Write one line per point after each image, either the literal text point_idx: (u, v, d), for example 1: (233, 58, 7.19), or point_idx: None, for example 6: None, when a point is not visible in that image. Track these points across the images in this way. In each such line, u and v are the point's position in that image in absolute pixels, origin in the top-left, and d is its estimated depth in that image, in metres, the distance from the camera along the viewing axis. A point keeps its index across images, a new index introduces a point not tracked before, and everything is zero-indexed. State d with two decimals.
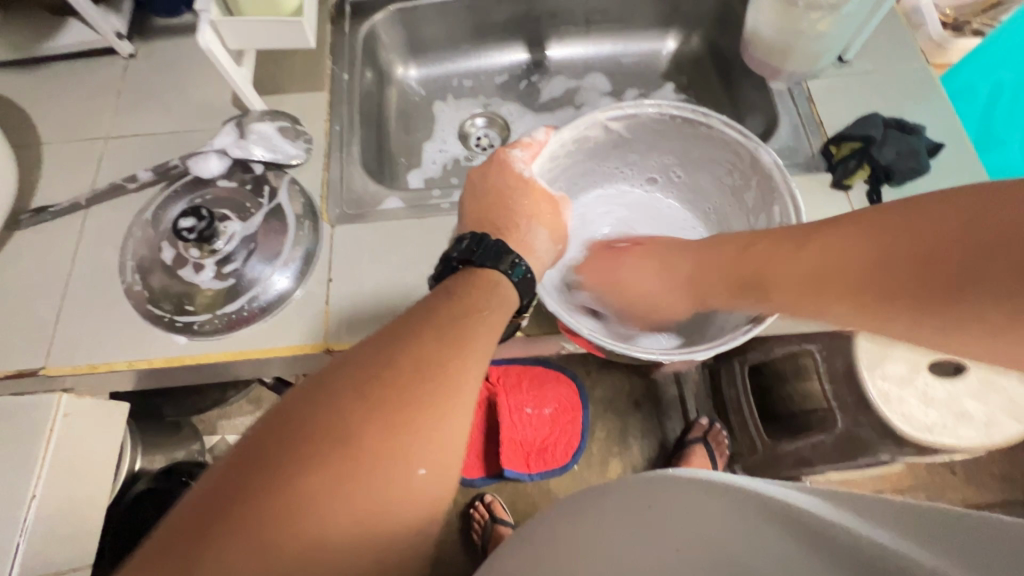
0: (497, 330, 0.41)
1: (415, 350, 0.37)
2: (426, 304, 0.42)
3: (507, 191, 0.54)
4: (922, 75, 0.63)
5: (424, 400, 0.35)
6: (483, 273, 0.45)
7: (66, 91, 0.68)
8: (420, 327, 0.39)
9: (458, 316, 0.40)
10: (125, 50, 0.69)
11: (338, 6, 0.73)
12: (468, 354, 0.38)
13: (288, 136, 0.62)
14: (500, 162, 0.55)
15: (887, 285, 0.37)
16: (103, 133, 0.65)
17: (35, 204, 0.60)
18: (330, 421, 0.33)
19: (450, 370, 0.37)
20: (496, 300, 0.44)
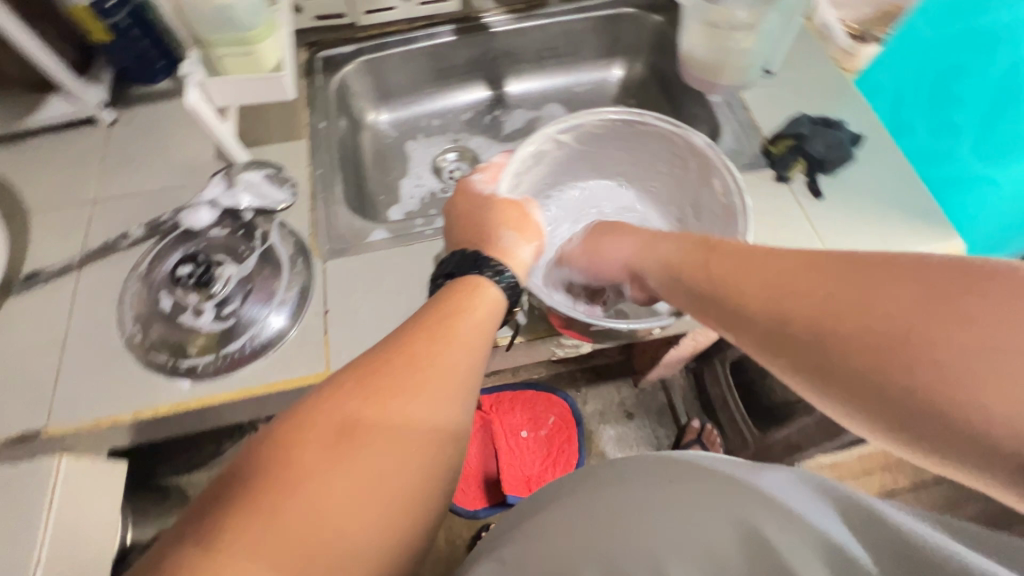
0: (481, 324, 0.46)
1: (408, 345, 0.42)
2: (415, 312, 0.46)
3: (475, 211, 0.59)
4: (837, 78, 0.72)
5: (419, 386, 0.40)
6: (467, 277, 0.50)
7: (50, 161, 0.70)
8: (412, 325, 0.44)
9: (443, 316, 0.45)
10: (107, 118, 0.73)
11: (308, 62, 0.78)
12: (456, 344, 0.43)
13: (274, 183, 0.66)
14: (462, 192, 0.61)
15: (838, 353, 0.32)
16: (91, 198, 0.68)
17: (26, 269, 0.62)
18: (330, 407, 0.37)
19: (447, 360, 0.42)
20: (481, 298, 0.48)
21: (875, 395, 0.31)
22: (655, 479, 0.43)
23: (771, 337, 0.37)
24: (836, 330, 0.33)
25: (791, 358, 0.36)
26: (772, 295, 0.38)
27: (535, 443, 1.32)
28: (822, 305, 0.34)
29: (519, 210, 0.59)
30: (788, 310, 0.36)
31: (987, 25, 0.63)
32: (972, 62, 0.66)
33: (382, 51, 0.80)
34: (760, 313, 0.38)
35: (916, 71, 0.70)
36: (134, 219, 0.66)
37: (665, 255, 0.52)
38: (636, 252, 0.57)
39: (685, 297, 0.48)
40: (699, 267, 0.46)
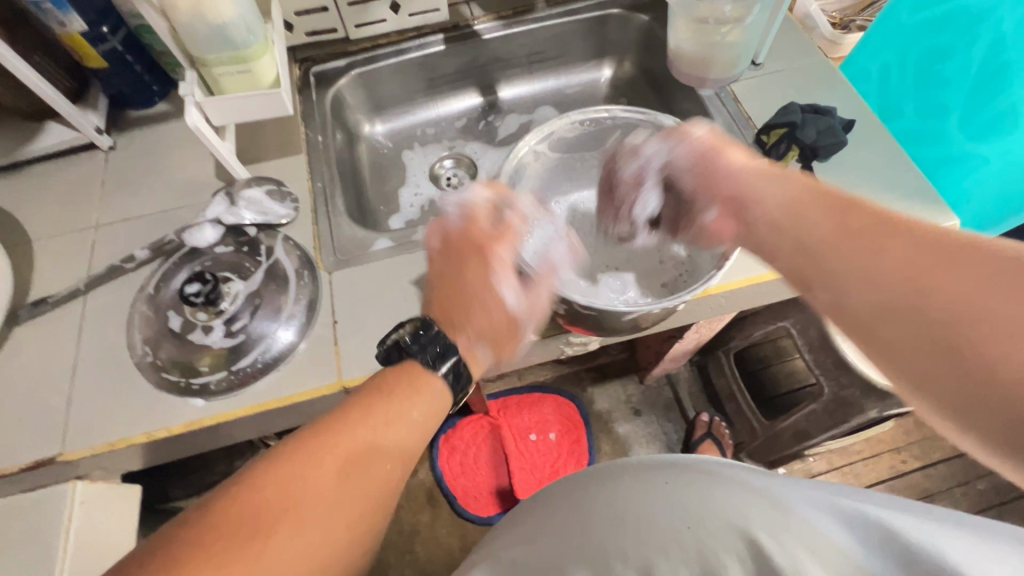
0: (418, 428, 0.48)
1: (340, 450, 0.44)
2: (362, 400, 0.48)
3: (458, 293, 0.53)
4: (824, 67, 0.74)
5: (355, 471, 0.44)
6: (415, 370, 0.50)
7: (51, 189, 0.71)
8: (356, 404, 0.47)
9: (384, 416, 0.47)
10: (105, 143, 0.73)
11: (302, 78, 0.79)
12: (396, 425, 0.47)
13: (276, 198, 0.66)
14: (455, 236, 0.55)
15: (928, 343, 0.33)
16: (93, 223, 0.68)
17: (33, 296, 0.62)
18: (254, 513, 0.39)
19: (385, 442, 0.46)
20: (427, 401, 0.49)
21: (957, 393, 0.31)
22: (654, 480, 0.48)
23: (865, 319, 0.37)
24: (951, 328, 0.32)
25: (876, 337, 0.36)
26: (872, 277, 0.37)
27: (545, 446, 1.32)
28: (929, 295, 0.33)
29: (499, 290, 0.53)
30: (883, 294, 0.36)
31: (966, 7, 0.64)
32: (956, 43, 0.66)
33: (374, 64, 0.81)
34: (891, 283, 0.35)
35: (903, 55, 0.71)
36: (137, 241, 0.66)
37: (792, 208, 0.44)
38: (756, 180, 0.48)
39: (785, 238, 0.44)
40: (813, 235, 0.41)
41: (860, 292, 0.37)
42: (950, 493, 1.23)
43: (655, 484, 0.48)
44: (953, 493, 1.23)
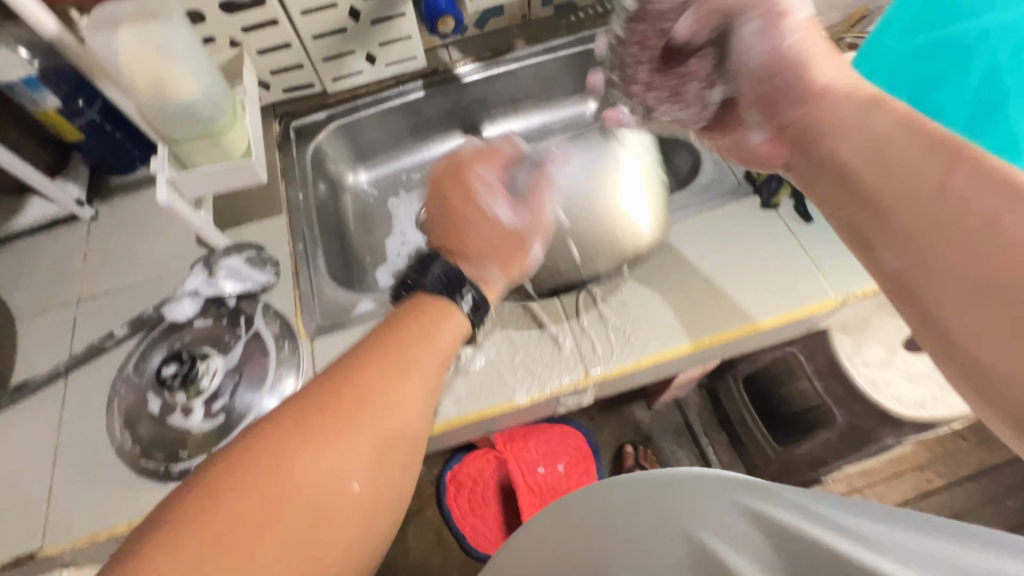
0: (439, 356, 0.49)
1: (362, 380, 0.44)
2: (381, 335, 0.48)
3: (462, 221, 0.55)
4: None
5: (369, 424, 0.43)
6: (434, 300, 0.51)
7: (34, 263, 0.70)
8: (377, 352, 0.46)
9: (404, 344, 0.47)
10: (86, 214, 0.73)
11: (283, 133, 0.78)
12: (412, 377, 0.46)
13: (257, 265, 0.65)
14: (443, 180, 0.58)
15: (971, 306, 0.32)
16: (78, 298, 0.68)
17: (16, 379, 0.61)
18: (276, 450, 0.39)
19: (407, 376, 0.46)
20: (444, 332, 0.50)
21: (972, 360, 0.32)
22: (630, 493, 0.46)
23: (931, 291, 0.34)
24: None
25: (921, 286, 0.35)
26: (950, 242, 0.33)
27: (554, 479, 1.26)
28: (1006, 260, 0.31)
29: (471, 184, 0.56)
30: (960, 256, 0.32)
31: (966, 31, 0.61)
32: (954, 70, 0.64)
33: (354, 115, 0.80)
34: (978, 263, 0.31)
35: (903, 79, 0.68)
36: (117, 316, 0.65)
37: (882, 146, 0.38)
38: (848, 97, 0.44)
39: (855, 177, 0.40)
40: (898, 179, 0.37)
41: (924, 243, 0.34)
42: (979, 513, 1.17)
43: (647, 490, 0.45)
44: (983, 513, 1.17)
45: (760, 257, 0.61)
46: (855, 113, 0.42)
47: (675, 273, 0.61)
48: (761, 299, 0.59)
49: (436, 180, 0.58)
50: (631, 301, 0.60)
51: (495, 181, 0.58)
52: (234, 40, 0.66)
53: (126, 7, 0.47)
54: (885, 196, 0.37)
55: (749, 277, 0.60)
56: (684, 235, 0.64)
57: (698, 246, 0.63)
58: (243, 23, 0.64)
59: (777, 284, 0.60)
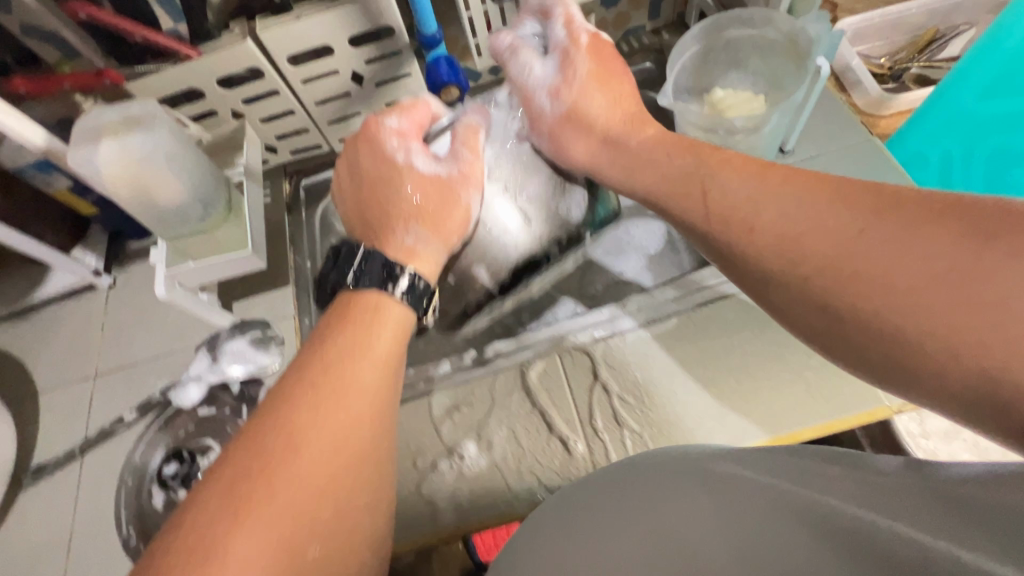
0: (384, 364, 0.44)
1: (291, 424, 0.39)
2: (313, 364, 0.42)
3: (385, 182, 0.50)
4: (871, 148, 0.62)
5: (315, 455, 0.38)
6: (364, 299, 0.46)
7: (56, 333, 0.71)
8: (311, 380, 0.41)
9: (341, 370, 0.42)
10: (104, 283, 0.72)
11: (292, 194, 0.76)
12: (352, 399, 0.41)
13: (262, 345, 0.63)
14: (369, 144, 0.51)
15: (785, 268, 0.34)
16: (93, 371, 0.68)
17: (34, 461, 0.63)
18: (205, 537, 0.34)
19: (348, 404, 0.41)
20: (388, 337, 0.45)
21: (811, 308, 0.33)
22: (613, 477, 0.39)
23: (790, 278, 0.34)
24: (852, 278, 0.31)
25: (760, 268, 0.36)
26: (790, 231, 0.35)
27: None
28: (791, 230, 0.35)
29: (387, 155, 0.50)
30: (767, 230, 0.36)
31: None
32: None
33: None
34: (816, 253, 0.33)
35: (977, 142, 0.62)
36: (126, 395, 0.65)
37: (675, 151, 0.45)
38: (622, 125, 0.49)
39: (683, 191, 0.43)
40: (692, 197, 0.42)
41: (738, 238, 0.38)
42: None
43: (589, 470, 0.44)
44: None
45: (800, 354, 0.55)
46: (647, 147, 0.47)
47: (701, 367, 0.56)
48: (798, 406, 0.52)
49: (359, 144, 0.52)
50: (652, 399, 0.55)
51: (414, 138, 0.52)
52: (236, 112, 0.64)
53: (109, 117, 0.46)
54: (693, 197, 0.41)
55: (788, 378, 0.54)
56: (715, 323, 0.57)
57: (727, 336, 0.57)
58: (242, 97, 0.62)
59: (818, 388, 0.53)
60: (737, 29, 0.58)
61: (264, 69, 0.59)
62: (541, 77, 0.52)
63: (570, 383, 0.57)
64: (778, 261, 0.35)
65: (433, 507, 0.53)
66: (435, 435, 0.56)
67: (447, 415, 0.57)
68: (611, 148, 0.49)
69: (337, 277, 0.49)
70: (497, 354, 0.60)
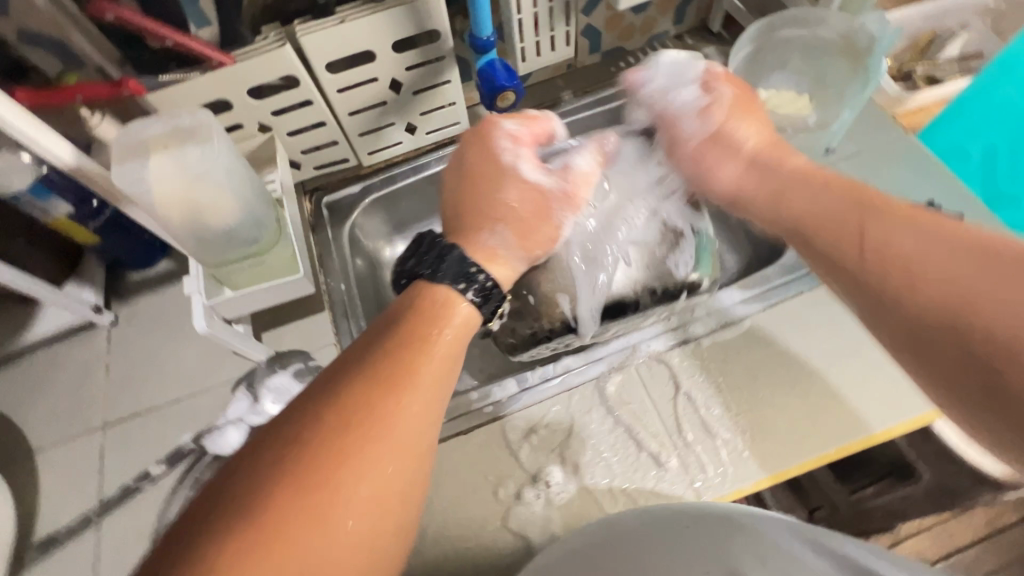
0: (445, 362, 0.40)
1: (346, 398, 0.36)
2: (378, 344, 0.39)
3: (485, 180, 0.51)
4: (909, 143, 0.64)
5: (363, 447, 0.34)
6: (435, 291, 0.43)
7: (47, 382, 0.62)
8: (367, 368, 0.37)
9: (405, 355, 0.39)
10: (105, 321, 0.64)
11: (315, 213, 0.70)
12: (410, 391, 0.37)
13: (306, 379, 0.57)
14: (480, 141, 0.53)
15: (930, 333, 0.35)
16: (100, 423, 0.59)
17: (41, 532, 0.54)
18: (245, 497, 0.32)
19: (407, 393, 0.37)
20: (449, 336, 0.41)
21: (930, 335, 0.35)
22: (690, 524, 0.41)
23: (927, 339, 0.35)
24: (1002, 360, 0.31)
25: (891, 296, 0.38)
26: (945, 292, 0.35)
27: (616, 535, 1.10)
28: (951, 290, 0.34)
29: (489, 149, 0.52)
30: (927, 285, 0.36)
31: None
32: None
33: (392, 186, 0.71)
34: (972, 329, 0.33)
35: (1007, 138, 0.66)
36: (149, 445, 0.58)
37: (813, 190, 0.47)
38: (769, 150, 0.53)
39: (832, 240, 0.43)
40: (846, 237, 0.42)
41: (874, 268, 0.39)
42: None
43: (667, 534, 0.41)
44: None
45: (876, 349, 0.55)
46: (795, 181, 0.49)
47: (779, 367, 0.55)
48: (886, 401, 0.52)
49: (471, 135, 0.54)
50: (738, 405, 0.53)
51: (526, 145, 0.54)
52: (264, 125, 0.58)
53: (155, 128, 0.41)
54: (849, 236, 0.42)
55: (869, 373, 0.53)
56: (787, 323, 0.57)
57: (802, 334, 0.56)
58: (274, 107, 0.56)
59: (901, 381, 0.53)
60: (789, 29, 0.58)
61: (300, 77, 0.54)
62: (687, 102, 0.57)
63: (651, 395, 0.54)
64: (909, 291, 0.37)
65: (523, 540, 0.49)
66: (514, 462, 0.52)
67: (524, 439, 0.53)
68: (758, 169, 0.52)
69: (417, 266, 0.46)
70: (566, 371, 0.56)
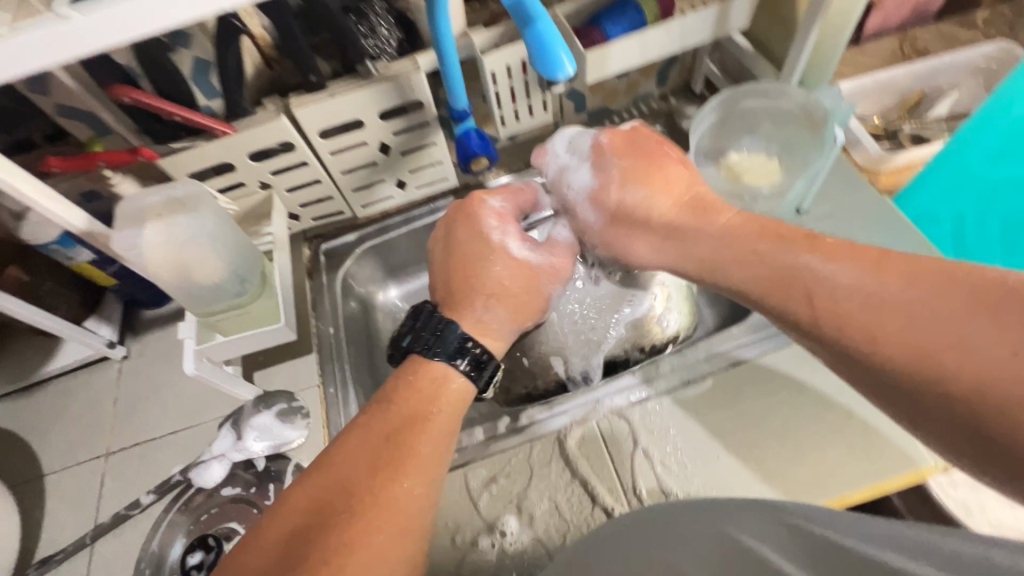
0: (443, 434, 0.43)
1: (352, 483, 0.40)
2: (378, 425, 0.43)
3: (474, 255, 0.51)
4: (882, 206, 0.64)
5: (367, 532, 0.37)
6: (429, 369, 0.46)
7: (62, 410, 0.68)
8: (368, 454, 0.41)
9: (406, 434, 0.42)
10: (118, 354, 0.69)
11: (313, 259, 0.75)
12: (412, 468, 0.41)
13: (288, 419, 0.62)
14: (467, 218, 0.53)
15: (906, 382, 0.31)
16: (104, 450, 0.64)
17: (41, 552, 0.59)
18: None
19: (405, 470, 0.40)
20: (446, 408, 0.45)
21: (929, 413, 0.31)
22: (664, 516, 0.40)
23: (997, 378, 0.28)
24: (971, 404, 0.28)
25: (873, 369, 0.34)
26: (933, 333, 0.30)
27: None
28: (916, 333, 0.31)
29: (474, 226, 0.52)
30: (890, 335, 0.32)
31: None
32: None
33: (385, 235, 0.76)
34: (912, 374, 0.31)
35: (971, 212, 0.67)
36: (143, 476, 0.62)
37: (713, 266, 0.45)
38: (686, 218, 0.47)
39: (801, 310, 0.37)
40: (794, 296, 0.38)
41: (858, 344, 0.34)
42: None
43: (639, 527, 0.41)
44: None
45: (838, 416, 0.55)
46: (715, 246, 0.45)
47: (738, 427, 0.55)
48: (845, 470, 0.52)
49: (457, 216, 0.53)
50: (696, 466, 0.54)
51: (512, 221, 0.54)
52: (264, 183, 0.64)
53: (154, 200, 0.49)
54: (798, 297, 0.38)
55: (825, 441, 0.54)
56: (750, 384, 0.58)
57: (765, 396, 0.57)
58: (272, 168, 0.62)
59: (862, 450, 0.53)
60: (752, 100, 0.62)
61: (295, 143, 0.60)
62: (586, 183, 0.54)
63: (611, 451, 0.56)
64: (897, 370, 0.32)
65: None
66: (473, 510, 0.54)
67: (484, 487, 0.55)
68: (673, 241, 0.47)
69: (417, 343, 0.47)
70: (531, 421, 0.59)
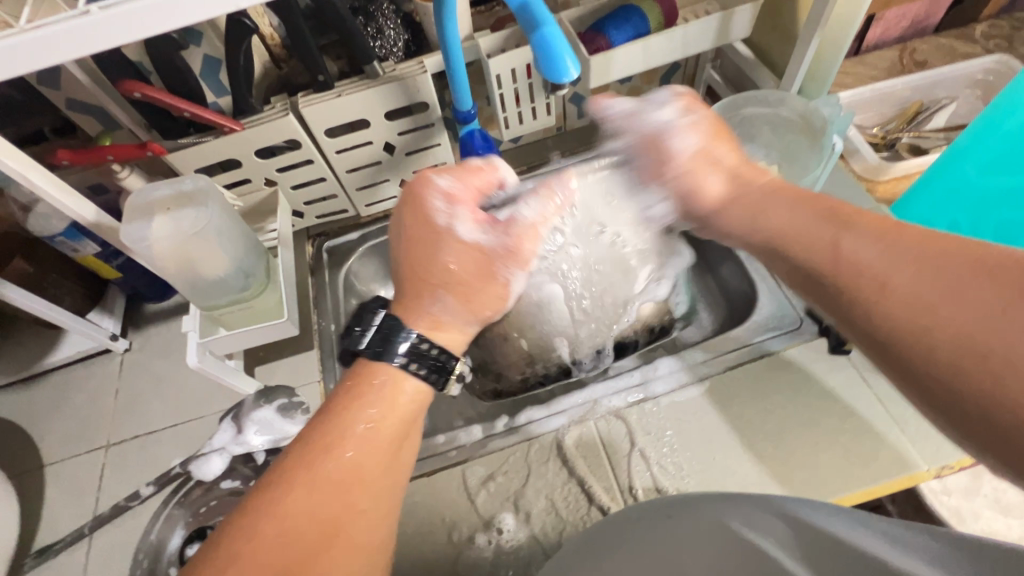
0: (395, 446, 0.41)
1: (296, 500, 0.36)
2: (323, 434, 0.39)
3: (424, 242, 0.48)
4: None
5: (310, 562, 0.35)
6: (374, 369, 0.43)
7: (64, 401, 0.68)
8: (315, 468, 0.38)
9: (356, 445, 0.39)
10: (120, 346, 0.70)
11: (316, 256, 0.75)
12: (365, 481, 0.39)
13: (289, 414, 0.62)
14: (413, 201, 0.50)
15: (902, 333, 0.30)
16: (104, 441, 0.65)
17: (40, 542, 0.60)
18: None
19: (359, 487, 0.38)
20: (396, 415, 0.42)
21: (913, 369, 0.30)
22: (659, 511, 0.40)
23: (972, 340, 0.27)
24: (960, 364, 0.27)
25: (873, 328, 0.32)
26: (939, 287, 0.30)
27: None
28: (920, 290, 0.30)
29: (420, 210, 0.49)
30: (896, 289, 0.32)
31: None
32: None
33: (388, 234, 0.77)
34: (905, 330, 0.30)
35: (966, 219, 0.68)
36: (143, 468, 0.63)
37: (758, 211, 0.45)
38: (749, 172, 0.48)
39: (819, 257, 0.37)
40: (820, 247, 0.37)
41: (866, 297, 0.33)
42: None
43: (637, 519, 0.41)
44: None
45: (832, 422, 0.56)
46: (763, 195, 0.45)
47: (732, 430, 0.56)
48: (838, 472, 0.53)
49: (408, 194, 0.50)
50: (691, 466, 0.54)
51: (463, 203, 0.51)
52: (269, 180, 0.65)
53: (161, 192, 0.50)
54: (822, 246, 0.37)
55: (819, 445, 0.54)
56: (746, 388, 0.58)
57: (762, 399, 0.57)
58: (278, 165, 0.63)
59: (854, 453, 0.54)
60: (753, 107, 0.63)
61: (302, 141, 0.61)
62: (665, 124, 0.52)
63: (608, 453, 0.56)
64: (897, 325, 0.31)
65: None
66: (471, 506, 0.55)
67: (482, 484, 0.56)
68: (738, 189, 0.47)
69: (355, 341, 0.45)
70: (529, 421, 0.59)
